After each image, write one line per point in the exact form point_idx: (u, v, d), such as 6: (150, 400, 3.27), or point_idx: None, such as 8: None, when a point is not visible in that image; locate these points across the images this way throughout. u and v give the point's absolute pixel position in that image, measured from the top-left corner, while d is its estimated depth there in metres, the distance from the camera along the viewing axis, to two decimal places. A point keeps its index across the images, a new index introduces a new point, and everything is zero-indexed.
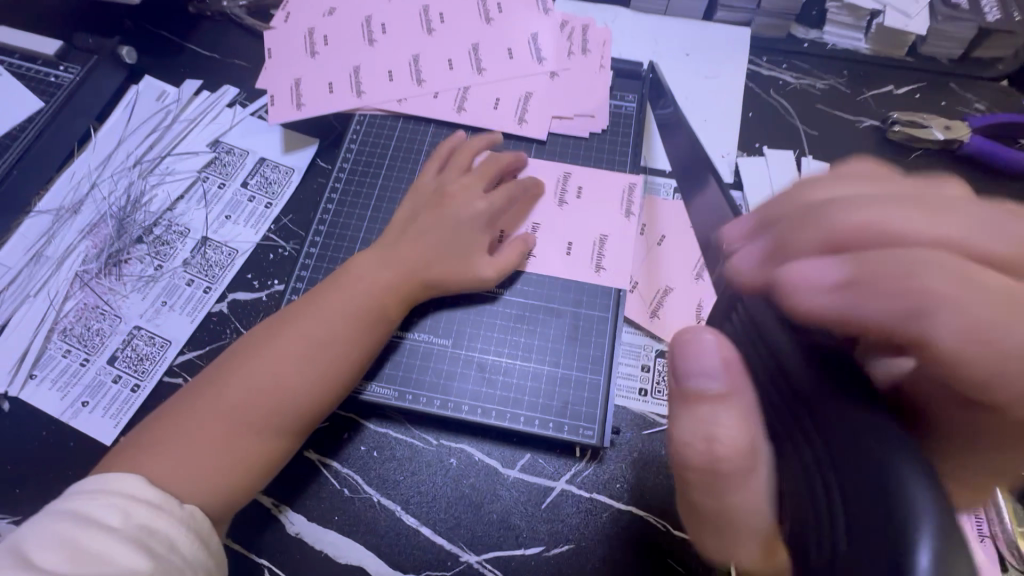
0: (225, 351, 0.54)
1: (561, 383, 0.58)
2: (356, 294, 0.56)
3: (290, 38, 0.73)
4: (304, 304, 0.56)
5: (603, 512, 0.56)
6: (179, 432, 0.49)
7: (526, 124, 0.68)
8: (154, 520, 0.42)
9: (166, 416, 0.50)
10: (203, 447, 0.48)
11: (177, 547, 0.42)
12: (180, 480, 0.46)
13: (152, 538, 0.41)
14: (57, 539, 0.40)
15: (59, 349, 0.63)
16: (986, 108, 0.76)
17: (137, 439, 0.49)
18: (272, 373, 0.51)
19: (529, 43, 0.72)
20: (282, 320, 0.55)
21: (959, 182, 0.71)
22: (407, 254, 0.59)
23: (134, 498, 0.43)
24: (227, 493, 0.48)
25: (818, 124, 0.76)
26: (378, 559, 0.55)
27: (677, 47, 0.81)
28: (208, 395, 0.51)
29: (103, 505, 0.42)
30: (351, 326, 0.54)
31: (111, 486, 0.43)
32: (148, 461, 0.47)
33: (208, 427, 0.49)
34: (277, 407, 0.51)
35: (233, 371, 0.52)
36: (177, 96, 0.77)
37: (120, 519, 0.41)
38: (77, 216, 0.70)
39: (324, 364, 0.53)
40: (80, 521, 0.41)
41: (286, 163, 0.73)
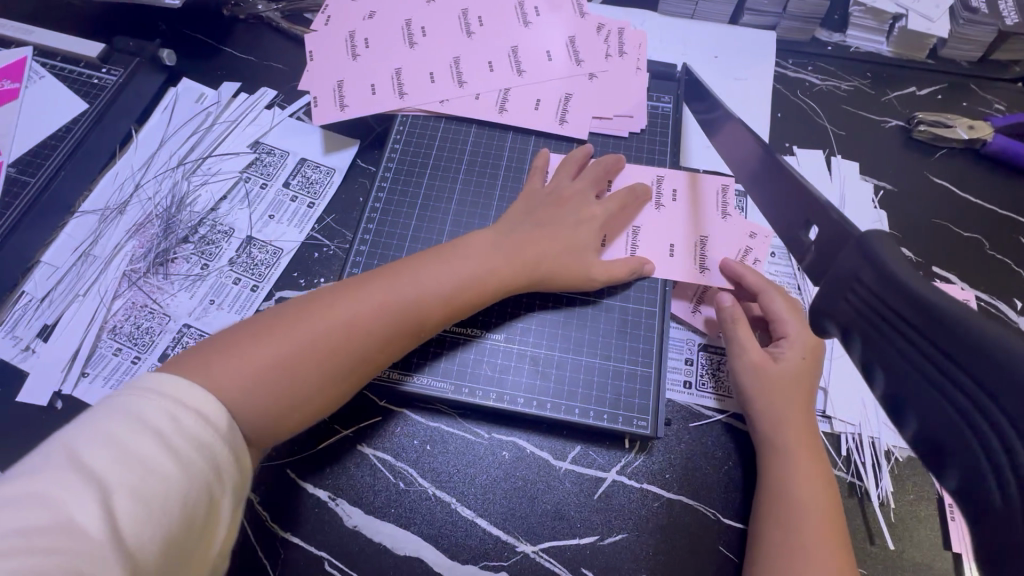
0: (297, 296, 0.54)
1: (611, 377, 0.60)
2: (432, 261, 0.57)
3: (331, 41, 0.74)
4: (398, 266, 0.57)
5: (655, 501, 0.57)
6: (251, 346, 0.48)
7: (567, 125, 0.71)
8: (201, 432, 0.42)
9: (241, 331, 0.49)
10: (261, 376, 0.47)
11: (217, 463, 0.42)
12: (235, 394, 0.46)
13: (194, 450, 0.41)
14: (105, 434, 0.40)
15: (110, 347, 0.64)
16: (1006, 108, 0.78)
17: (215, 341, 0.48)
18: (353, 322, 0.51)
19: (566, 47, 0.74)
20: (376, 275, 0.56)
21: (983, 181, 0.74)
22: (506, 241, 0.60)
23: (183, 405, 0.42)
24: (267, 427, 0.48)
25: (846, 124, 0.77)
26: (436, 551, 0.56)
27: (706, 50, 0.83)
28: (289, 318, 0.50)
29: (153, 408, 0.41)
30: (426, 292, 0.55)
31: (163, 390, 0.42)
32: (214, 365, 0.46)
33: (272, 359, 0.48)
34: (342, 352, 0.51)
35: (319, 306, 0.52)
36: (216, 98, 0.78)
37: (168, 426, 0.41)
38: (123, 217, 0.70)
39: (395, 324, 0.53)
40: (129, 420, 0.40)
41: (327, 164, 0.74)
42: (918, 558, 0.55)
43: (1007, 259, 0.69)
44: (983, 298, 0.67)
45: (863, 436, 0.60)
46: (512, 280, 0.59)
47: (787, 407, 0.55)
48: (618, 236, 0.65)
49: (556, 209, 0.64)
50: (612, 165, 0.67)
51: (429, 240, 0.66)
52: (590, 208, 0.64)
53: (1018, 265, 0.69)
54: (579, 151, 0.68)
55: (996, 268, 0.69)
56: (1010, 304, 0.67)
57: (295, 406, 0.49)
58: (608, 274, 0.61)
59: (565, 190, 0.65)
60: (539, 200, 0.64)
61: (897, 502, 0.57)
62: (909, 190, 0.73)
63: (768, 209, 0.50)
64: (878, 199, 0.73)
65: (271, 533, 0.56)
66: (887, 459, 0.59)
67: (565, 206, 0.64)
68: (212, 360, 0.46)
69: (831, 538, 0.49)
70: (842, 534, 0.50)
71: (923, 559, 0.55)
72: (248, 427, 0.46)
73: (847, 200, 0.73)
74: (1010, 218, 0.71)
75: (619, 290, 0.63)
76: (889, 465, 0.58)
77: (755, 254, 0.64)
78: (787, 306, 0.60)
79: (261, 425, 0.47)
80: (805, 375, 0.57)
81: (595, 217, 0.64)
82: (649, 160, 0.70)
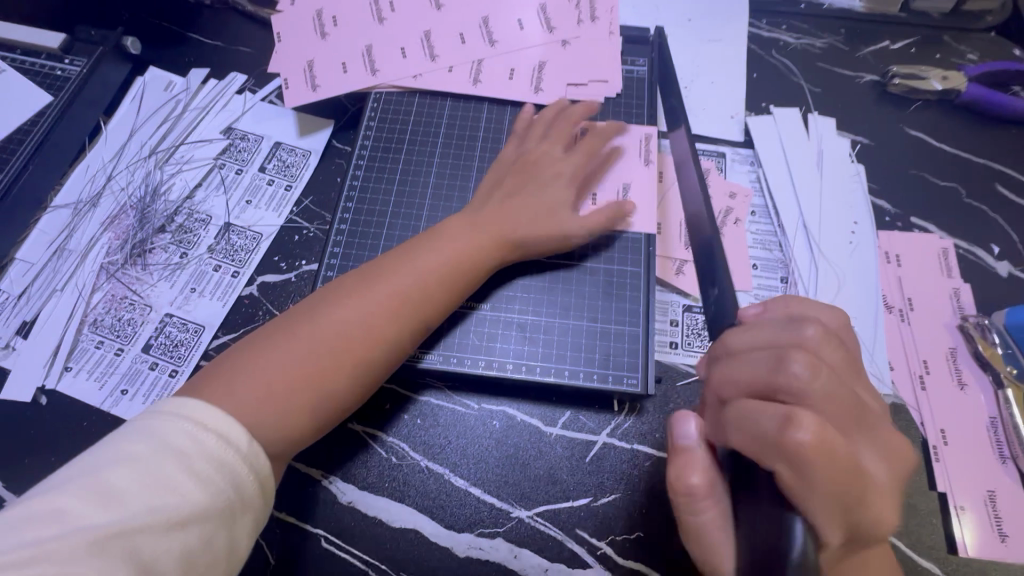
0: (295, 306, 0.53)
1: (599, 340, 0.60)
2: (426, 253, 0.56)
3: (298, 20, 0.73)
4: (396, 259, 0.56)
5: (645, 460, 0.58)
6: (269, 364, 0.48)
7: (543, 93, 0.70)
8: (223, 454, 0.43)
9: (252, 353, 0.49)
10: (283, 394, 0.47)
11: (239, 485, 0.43)
12: (267, 419, 0.46)
13: (215, 471, 0.42)
14: (127, 457, 0.40)
15: (92, 341, 0.63)
16: (979, 58, 0.78)
17: (229, 362, 0.49)
18: (364, 323, 0.51)
19: (537, 15, 0.73)
20: (374, 272, 0.54)
21: (959, 131, 0.74)
22: (486, 217, 0.59)
23: (206, 427, 0.43)
24: (304, 438, 0.49)
25: (821, 82, 0.77)
26: (431, 521, 0.56)
27: (680, 13, 0.82)
28: (300, 333, 0.50)
29: (177, 431, 0.42)
30: (424, 285, 0.54)
31: (185, 412, 0.43)
32: (237, 388, 0.47)
33: (289, 377, 0.48)
34: (355, 357, 0.50)
35: (325, 314, 0.51)
36: (185, 85, 0.76)
37: (191, 449, 0.41)
38: (97, 209, 0.69)
39: (400, 321, 0.53)
40: (152, 442, 0.41)
41: (303, 146, 0.73)
42: (904, 499, 0.56)
43: (983, 207, 0.70)
44: (963, 245, 0.68)
45: None
46: (491, 252, 0.58)
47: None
48: (607, 196, 0.65)
49: (525, 172, 0.63)
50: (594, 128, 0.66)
51: (409, 216, 0.66)
52: (573, 174, 0.63)
53: (995, 211, 0.70)
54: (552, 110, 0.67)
55: (973, 215, 0.69)
56: (988, 249, 0.67)
57: (327, 416, 0.50)
58: (586, 228, 0.60)
59: (551, 158, 0.63)
60: (526, 174, 0.63)
61: None
62: (886, 143, 0.73)
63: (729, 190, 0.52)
64: (856, 153, 0.73)
65: None
66: None
67: (547, 172, 0.63)
68: (233, 388, 0.47)
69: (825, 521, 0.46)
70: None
71: (908, 501, 0.56)
72: (286, 439, 0.47)
73: (828, 154, 0.72)
74: (987, 165, 0.72)
75: (593, 251, 0.63)
76: None
77: (736, 214, 0.68)
78: None
79: (299, 437, 0.48)
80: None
81: (562, 173, 0.63)
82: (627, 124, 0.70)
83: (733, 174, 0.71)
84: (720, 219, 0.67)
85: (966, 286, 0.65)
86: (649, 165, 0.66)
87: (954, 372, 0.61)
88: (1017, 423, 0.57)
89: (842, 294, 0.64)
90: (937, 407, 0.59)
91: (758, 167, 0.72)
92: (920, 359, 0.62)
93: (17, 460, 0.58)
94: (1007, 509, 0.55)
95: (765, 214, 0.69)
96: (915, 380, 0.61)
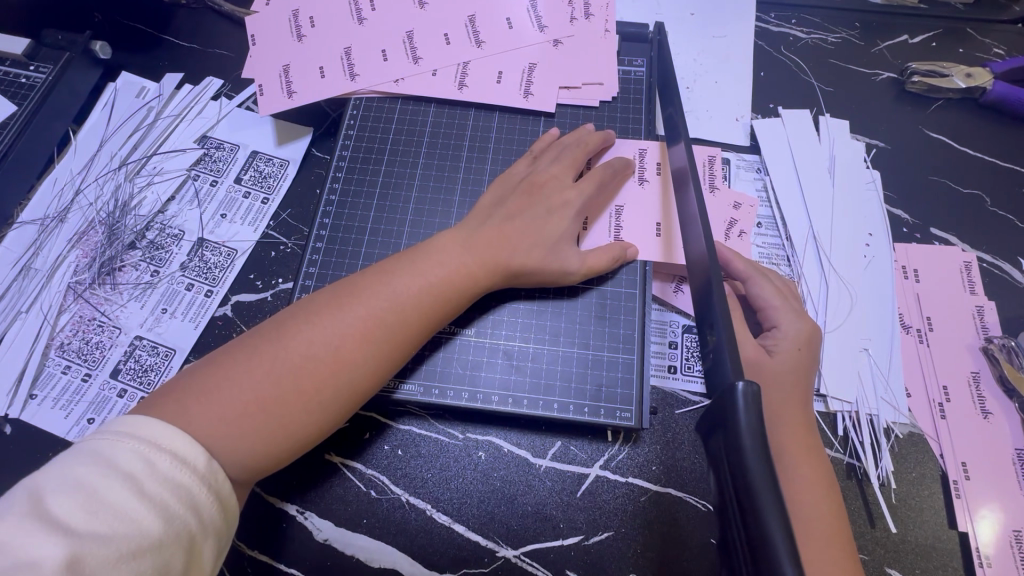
0: (265, 321, 0.49)
1: (592, 367, 0.56)
2: (405, 270, 0.52)
3: (274, 21, 0.69)
4: (377, 275, 0.52)
5: (640, 495, 0.54)
6: (227, 385, 0.44)
7: (533, 98, 0.66)
8: (177, 475, 0.39)
9: (212, 369, 0.45)
10: (238, 421, 0.43)
11: (197, 507, 0.39)
12: (217, 443, 0.42)
13: (171, 494, 0.38)
14: (72, 481, 0.37)
15: (58, 365, 0.60)
16: (1006, 52, 0.73)
17: (187, 378, 0.45)
18: (336, 347, 0.47)
19: (528, 12, 0.68)
20: (351, 289, 0.51)
21: (984, 133, 0.69)
22: (478, 234, 0.55)
23: (159, 447, 0.39)
24: (257, 468, 0.45)
25: (834, 81, 0.72)
26: (412, 560, 0.53)
27: (682, 6, 0.77)
28: (267, 352, 0.46)
29: (122, 451, 0.38)
30: (403, 307, 0.50)
31: (133, 431, 0.40)
32: (191, 408, 0.43)
33: (248, 403, 0.44)
34: (322, 384, 0.46)
35: (294, 333, 0.47)
36: (158, 91, 0.72)
37: (143, 471, 0.38)
38: (64, 225, 0.66)
39: (373, 347, 0.49)
40: (99, 464, 0.37)
41: (280, 156, 0.69)
42: (921, 540, 0.52)
43: (1010, 216, 0.65)
44: (987, 259, 0.62)
45: (861, 414, 0.56)
46: (485, 273, 0.54)
47: (784, 407, 0.50)
48: (600, 218, 0.61)
49: (531, 197, 0.58)
50: (601, 143, 0.62)
51: (391, 231, 0.62)
52: (567, 191, 0.58)
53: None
54: (570, 133, 0.63)
55: (999, 226, 0.64)
56: (1015, 263, 0.62)
57: (285, 446, 0.46)
58: (585, 266, 0.56)
59: (542, 173, 0.59)
60: (514, 188, 0.59)
61: (898, 483, 0.54)
62: (904, 147, 0.68)
63: (692, 220, 0.48)
64: (870, 159, 0.68)
65: (236, 550, 0.53)
66: (887, 437, 0.55)
67: (536, 184, 0.58)
68: (187, 407, 0.43)
69: (828, 537, 0.45)
70: (849, 544, 0.45)
71: (926, 540, 0.52)
72: (236, 471, 0.43)
73: (840, 160, 0.67)
74: (1014, 171, 0.67)
75: None
76: (889, 443, 0.55)
77: (741, 225, 0.63)
78: (777, 292, 0.56)
79: (251, 468, 0.44)
80: (797, 369, 0.53)
81: (570, 202, 0.58)
82: (623, 130, 0.65)
83: (738, 183, 0.67)
84: (723, 232, 0.62)
85: (991, 304, 0.60)
86: (643, 184, 0.62)
87: (977, 399, 0.56)
88: None
89: (854, 314, 0.60)
90: (959, 437, 0.55)
91: (765, 175, 0.67)
92: (941, 385, 0.57)
93: None
94: None
95: (771, 226, 0.64)
96: (934, 408, 0.56)
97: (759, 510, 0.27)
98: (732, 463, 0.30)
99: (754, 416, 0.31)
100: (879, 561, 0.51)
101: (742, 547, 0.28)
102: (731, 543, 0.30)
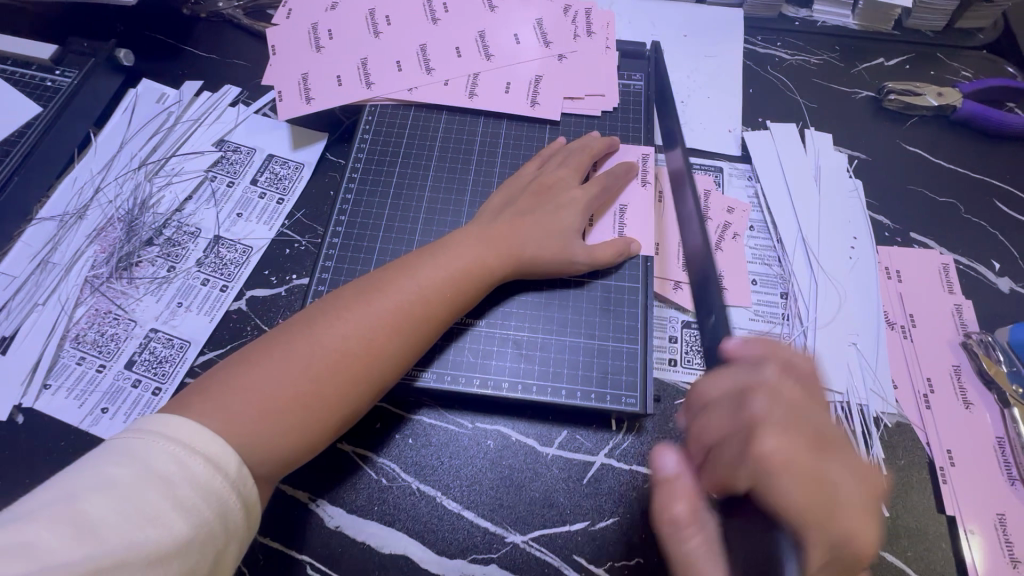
0: (293, 317, 0.51)
1: (597, 357, 0.58)
2: (425, 266, 0.54)
3: (294, 34, 0.73)
4: (398, 271, 0.54)
5: (644, 482, 0.56)
6: (263, 378, 0.46)
7: (539, 106, 0.70)
8: (209, 479, 0.40)
9: (246, 365, 0.47)
10: (273, 413, 0.45)
11: (225, 513, 0.40)
12: (256, 435, 0.44)
13: (201, 498, 0.39)
14: (106, 482, 0.38)
15: (73, 356, 0.61)
16: (973, 74, 0.79)
17: (222, 374, 0.47)
18: (367, 338, 0.50)
19: (534, 29, 0.73)
20: (376, 283, 0.53)
21: (956, 146, 0.74)
22: (490, 230, 0.58)
23: (193, 450, 0.41)
24: (292, 459, 0.46)
25: (818, 98, 0.77)
26: (422, 546, 0.54)
27: (675, 29, 0.83)
28: (299, 345, 0.48)
29: (157, 453, 0.40)
30: (425, 300, 0.53)
31: (170, 433, 0.41)
32: (227, 402, 0.45)
33: (282, 395, 0.46)
34: (351, 374, 0.48)
35: (323, 327, 0.50)
36: (178, 98, 0.75)
37: (176, 474, 0.39)
38: (84, 221, 0.68)
39: (398, 338, 0.51)
40: (134, 466, 0.39)
41: (296, 159, 0.72)
42: (912, 523, 0.54)
43: (982, 222, 0.69)
44: (963, 261, 0.67)
45: (852, 404, 0.59)
46: (499, 267, 0.57)
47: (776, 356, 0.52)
48: (603, 218, 0.64)
49: (541, 197, 0.61)
50: (607, 151, 0.66)
51: (404, 229, 0.65)
52: (572, 191, 0.62)
53: (995, 227, 0.69)
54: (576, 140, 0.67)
55: (972, 230, 0.69)
56: (988, 265, 0.67)
57: (319, 435, 0.47)
58: (592, 258, 0.59)
59: (549, 176, 0.63)
60: (523, 191, 0.62)
61: (889, 469, 0.56)
62: (883, 159, 0.73)
63: None
64: (853, 169, 0.72)
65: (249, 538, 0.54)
66: (877, 425, 0.58)
67: (547, 184, 0.62)
68: (225, 402, 0.45)
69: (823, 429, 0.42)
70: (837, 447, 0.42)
71: (917, 524, 0.54)
72: (270, 460, 0.45)
73: (825, 169, 0.72)
74: (985, 180, 0.72)
75: None
76: (878, 432, 0.58)
77: (735, 228, 0.68)
78: None
79: (285, 460, 0.46)
80: None
81: (576, 200, 0.61)
82: (623, 138, 0.69)
83: (731, 189, 0.71)
84: (718, 235, 0.67)
85: (968, 302, 0.64)
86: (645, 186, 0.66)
87: (960, 390, 0.60)
88: None
89: (844, 310, 0.63)
90: (943, 425, 0.58)
91: (756, 183, 0.71)
92: (925, 377, 0.60)
93: None
94: (1018, 533, 0.53)
95: (763, 229, 0.69)
96: (919, 399, 0.59)
97: None
98: None
99: None
100: (874, 544, 0.53)
101: None
102: None
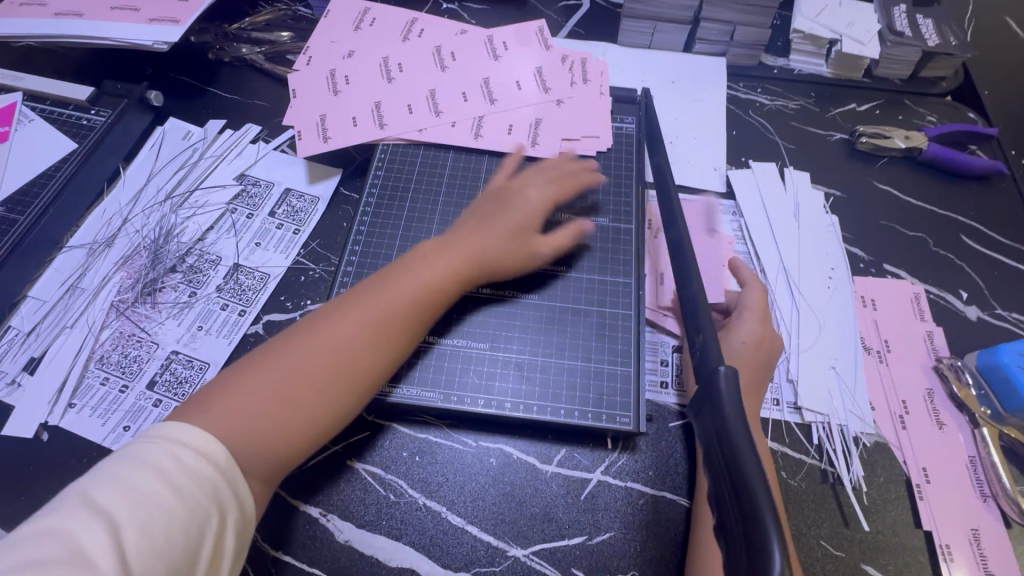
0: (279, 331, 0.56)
1: (594, 378, 0.62)
2: (397, 272, 0.59)
3: (313, 79, 0.79)
4: (374, 280, 0.59)
5: (639, 498, 0.59)
6: (249, 383, 0.50)
7: (539, 146, 0.76)
8: (200, 467, 0.44)
9: (233, 376, 0.51)
10: (259, 413, 0.49)
11: (218, 495, 0.43)
12: (242, 435, 0.47)
13: (194, 483, 0.43)
14: (111, 477, 0.41)
15: (97, 377, 0.64)
16: (938, 119, 0.86)
17: (213, 385, 0.51)
18: (342, 339, 0.54)
19: (534, 76, 0.80)
20: (353, 293, 0.58)
21: (924, 184, 0.80)
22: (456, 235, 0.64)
23: (182, 444, 0.44)
24: (279, 457, 0.49)
25: (795, 139, 0.84)
26: (428, 560, 0.56)
27: (664, 76, 0.89)
28: (281, 351, 0.53)
29: (152, 450, 0.43)
30: (397, 301, 0.57)
31: (160, 432, 0.45)
32: (216, 408, 0.48)
33: (268, 396, 0.50)
34: (331, 373, 0.52)
35: (304, 333, 0.54)
36: (202, 135, 0.81)
37: (169, 465, 0.43)
38: (111, 249, 0.72)
39: (373, 337, 0.55)
40: (134, 462, 0.42)
41: (311, 193, 0.77)
42: (892, 537, 0.57)
43: (950, 254, 0.75)
44: (933, 291, 0.72)
45: (833, 425, 0.63)
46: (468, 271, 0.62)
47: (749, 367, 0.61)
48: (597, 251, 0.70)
49: (503, 204, 0.68)
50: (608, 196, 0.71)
51: None
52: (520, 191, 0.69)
53: (961, 259, 0.74)
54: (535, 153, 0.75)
55: (941, 262, 0.74)
56: (956, 294, 0.72)
57: (303, 434, 0.50)
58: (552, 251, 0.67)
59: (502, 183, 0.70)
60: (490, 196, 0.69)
61: (869, 486, 0.60)
62: (857, 196, 0.79)
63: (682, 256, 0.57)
64: (829, 206, 0.78)
65: (262, 552, 0.56)
66: (856, 445, 0.62)
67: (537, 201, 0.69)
68: (213, 408, 0.48)
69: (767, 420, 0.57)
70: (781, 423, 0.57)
71: (896, 538, 0.57)
72: (260, 459, 0.48)
73: (803, 205, 0.77)
74: (952, 217, 0.77)
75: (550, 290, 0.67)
76: (858, 451, 0.62)
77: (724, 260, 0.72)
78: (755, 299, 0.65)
79: (273, 458, 0.49)
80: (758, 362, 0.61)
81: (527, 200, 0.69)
82: (616, 176, 0.75)
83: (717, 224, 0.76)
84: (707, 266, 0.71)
85: (938, 330, 0.69)
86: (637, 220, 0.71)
87: (933, 411, 0.64)
88: (995, 461, 0.59)
89: (824, 336, 0.68)
90: (919, 445, 0.62)
91: (740, 218, 0.76)
92: (900, 399, 0.64)
93: (12, 498, 0.58)
94: (991, 547, 0.56)
95: (747, 260, 0.73)
96: (896, 420, 0.63)
97: (753, 494, 0.34)
98: (731, 465, 0.36)
99: (745, 429, 0.38)
100: (855, 557, 0.56)
101: (739, 533, 0.33)
102: (728, 541, 0.35)
